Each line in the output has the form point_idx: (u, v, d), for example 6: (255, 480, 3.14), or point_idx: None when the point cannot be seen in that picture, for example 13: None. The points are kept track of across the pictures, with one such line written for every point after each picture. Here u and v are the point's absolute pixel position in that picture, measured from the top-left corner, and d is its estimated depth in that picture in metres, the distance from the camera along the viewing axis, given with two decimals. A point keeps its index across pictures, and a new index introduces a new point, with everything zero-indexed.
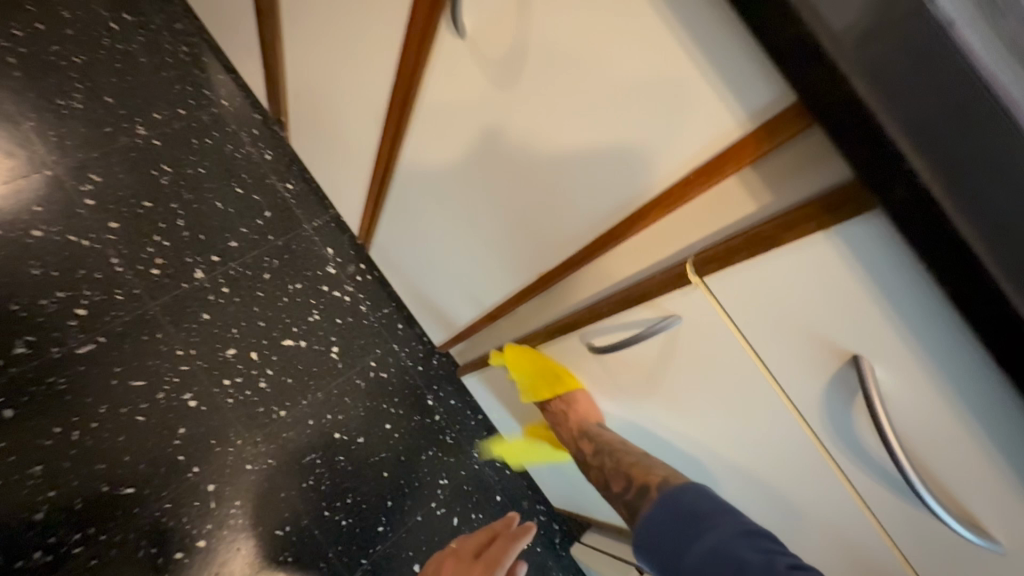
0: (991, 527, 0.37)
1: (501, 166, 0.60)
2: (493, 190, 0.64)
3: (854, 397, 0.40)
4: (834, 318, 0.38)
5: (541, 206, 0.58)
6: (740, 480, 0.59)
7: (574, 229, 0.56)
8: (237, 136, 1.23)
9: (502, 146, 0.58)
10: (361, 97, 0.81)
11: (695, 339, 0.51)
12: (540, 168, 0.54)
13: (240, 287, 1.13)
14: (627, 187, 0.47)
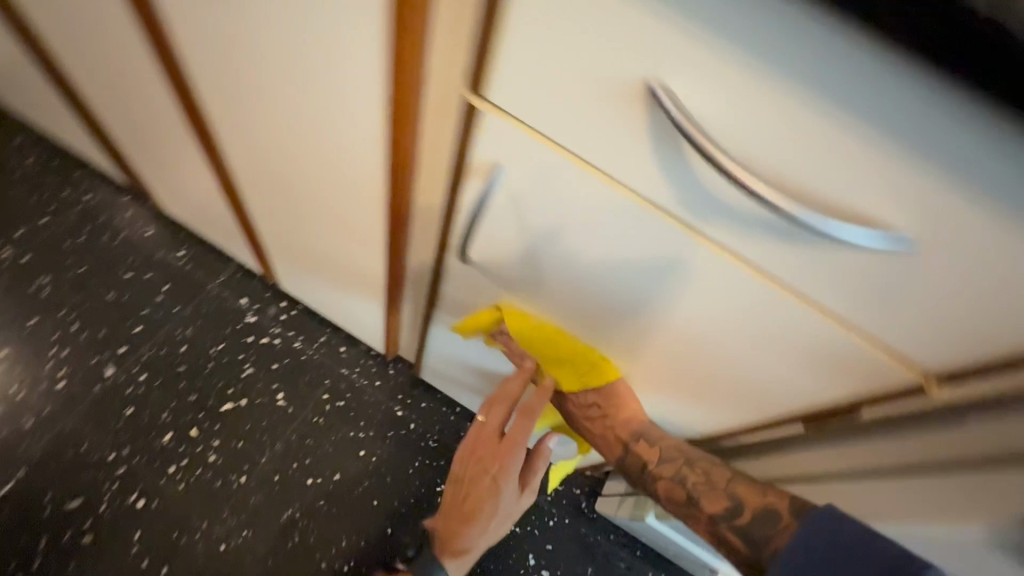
0: (871, 208, 0.31)
1: (281, 93, 0.53)
2: (295, 132, 0.57)
3: (677, 142, 0.33)
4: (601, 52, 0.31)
5: (334, 120, 0.52)
6: (664, 330, 0.50)
7: (373, 118, 0.49)
8: (111, 223, 1.16)
9: (266, 76, 0.52)
10: (159, 112, 0.73)
11: (525, 184, 0.43)
12: (305, 65, 0.47)
13: (159, 369, 1.05)
14: (370, 36, 0.41)
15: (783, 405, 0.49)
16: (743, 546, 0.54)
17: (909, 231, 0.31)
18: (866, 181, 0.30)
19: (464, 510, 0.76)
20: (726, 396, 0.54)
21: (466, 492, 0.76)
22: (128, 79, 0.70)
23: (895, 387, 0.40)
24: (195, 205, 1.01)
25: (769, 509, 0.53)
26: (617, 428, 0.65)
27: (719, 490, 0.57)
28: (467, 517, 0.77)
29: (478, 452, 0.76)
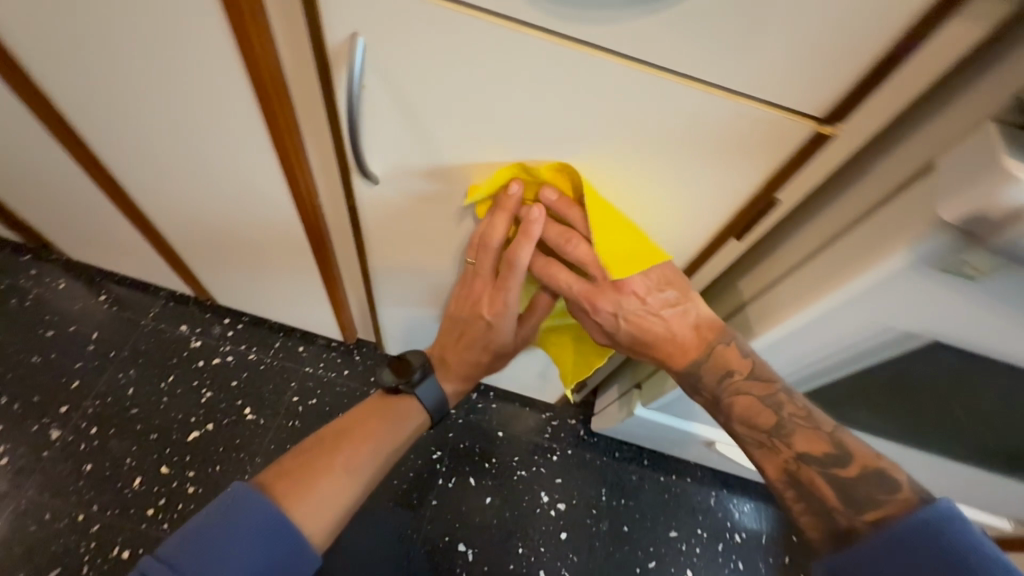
0: None
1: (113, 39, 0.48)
2: (151, 88, 0.53)
3: None
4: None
5: (181, 55, 0.48)
6: (602, 175, 0.47)
7: (214, 31, 0.45)
8: (17, 286, 1.08)
9: (94, 26, 0.48)
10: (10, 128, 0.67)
11: (390, 50, 0.41)
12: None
13: (109, 417, 0.99)
14: None
15: (713, 222, 0.49)
16: (839, 505, 0.47)
17: None
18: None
19: (459, 351, 0.66)
20: (664, 241, 0.53)
21: (460, 335, 0.65)
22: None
23: (795, 144, 0.40)
24: (97, 238, 0.95)
25: (884, 475, 0.47)
26: (699, 328, 0.53)
27: (820, 432, 0.51)
28: (464, 362, 0.67)
29: (470, 292, 0.60)
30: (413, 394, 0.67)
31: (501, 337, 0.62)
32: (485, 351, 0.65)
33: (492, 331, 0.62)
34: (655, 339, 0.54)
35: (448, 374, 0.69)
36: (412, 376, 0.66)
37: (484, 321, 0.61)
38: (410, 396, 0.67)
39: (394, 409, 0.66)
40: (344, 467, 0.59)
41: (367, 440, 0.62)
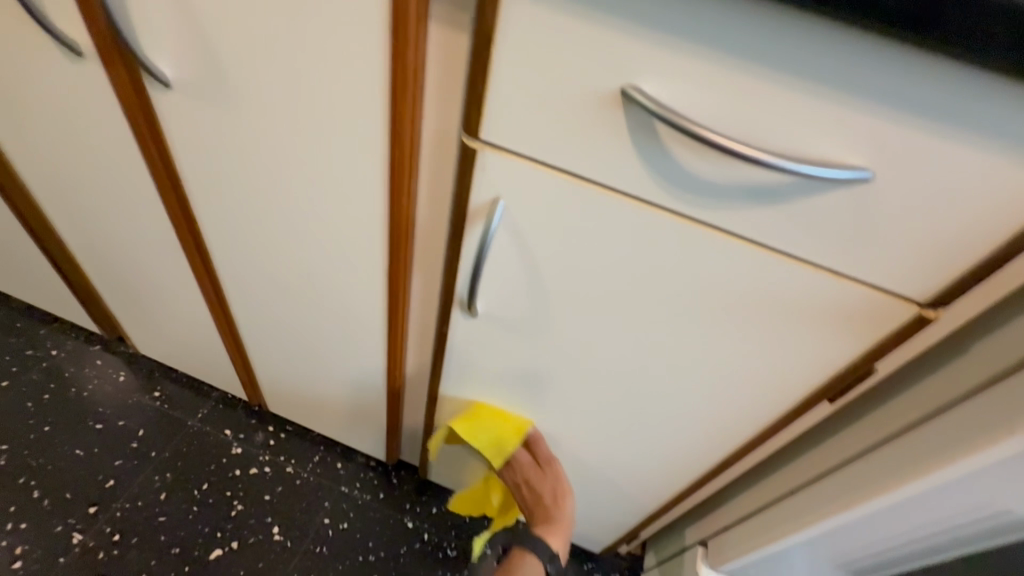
0: (841, 155, 0.35)
1: (275, 180, 0.56)
2: (291, 221, 0.60)
3: (659, 136, 0.38)
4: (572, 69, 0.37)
5: (333, 199, 0.55)
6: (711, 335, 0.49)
7: (367, 181, 0.52)
8: (80, 375, 1.10)
9: (264, 172, 0.56)
10: (143, 237, 0.75)
11: (527, 215, 0.47)
12: (305, 146, 0.52)
13: (135, 525, 0.95)
14: (369, 108, 0.46)
15: (810, 386, 0.50)
16: None
17: (872, 170, 0.34)
18: (830, 128, 0.34)
19: (547, 504, 0.73)
20: (755, 398, 0.54)
21: (536, 491, 0.74)
22: (114, 208, 0.72)
23: (897, 321, 0.42)
24: (173, 338, 0.99)
25: None
26: None
27: None
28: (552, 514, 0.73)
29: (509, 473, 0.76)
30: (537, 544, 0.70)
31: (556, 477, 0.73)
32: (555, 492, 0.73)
33: (554, 475, 0.73)
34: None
35: (552, 530, 0.71)
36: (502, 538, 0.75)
37: (537, 467, 0.74)
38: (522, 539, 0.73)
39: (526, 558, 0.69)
40: None
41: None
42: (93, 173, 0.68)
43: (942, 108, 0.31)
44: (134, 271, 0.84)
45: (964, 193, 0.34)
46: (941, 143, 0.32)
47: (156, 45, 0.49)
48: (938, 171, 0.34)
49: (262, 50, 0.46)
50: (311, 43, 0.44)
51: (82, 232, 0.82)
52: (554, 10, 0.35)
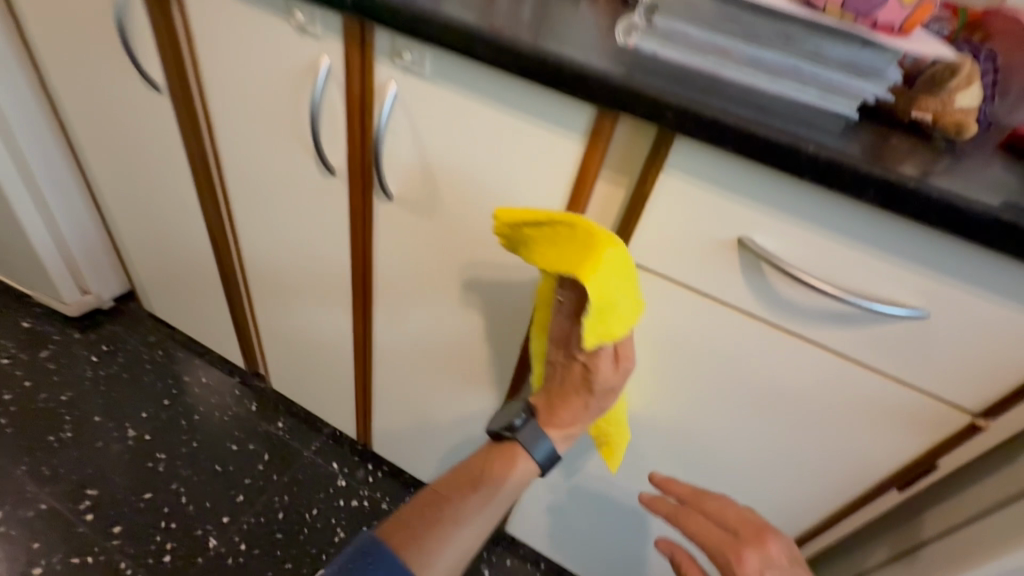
0: (904, 299, 0.48)
1: (452, 268, 0.75)
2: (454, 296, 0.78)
3: (764, 271, 0.53)
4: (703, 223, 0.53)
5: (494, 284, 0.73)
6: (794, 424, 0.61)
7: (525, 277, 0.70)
8: (222, 402, 1.31)
9: (444, 260, 0.75)
10: (320, 292, 0.95)
11: (650, 314, 0.62)
12: (484, 247, 0.70)
13: (258, 538, 1.09)
14: None
15: (880, 476, 0.60)
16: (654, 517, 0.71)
17: (928, 312, 0.48)
18: (895, 280, 0.48)
19: (564, 400, 0.65)
20: (829, 481, 0.64)
21: (567, 377, 0.64)
22: (305, 269, 0.93)
23: (953, 426, 0.53)
24: (309, 378, 1.18)
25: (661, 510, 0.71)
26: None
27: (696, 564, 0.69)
28: (571, 406, 0.65)
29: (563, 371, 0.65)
30: (517, 441, 0.68)
31: (600, 378, 0.61)
32: (584, 388, 0.63)
33: (593, 374, 0.61)
34: (692, 526, 0.65)
35: (554, 420, 0.67)
36: (514, 421, 0.69)
37: (579, 363, 0.62)
38: (513, 443, 0.69)
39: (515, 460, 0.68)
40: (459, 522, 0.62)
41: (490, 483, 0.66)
42: (298, 244, 0.90)
43: (978, 277, 0.45)
44: (298, 317, 1.04)
45: (1000, 336, 0.47)
46: (980, 300, 0.46)
47: (390, 174, 0.70)
48: (978, 317, 0.47)
49: (470, 186, 0.65)
50: (508, 186, 0.62)
51: (267, 283, 1.04)
52: (696, 186, 0.51)
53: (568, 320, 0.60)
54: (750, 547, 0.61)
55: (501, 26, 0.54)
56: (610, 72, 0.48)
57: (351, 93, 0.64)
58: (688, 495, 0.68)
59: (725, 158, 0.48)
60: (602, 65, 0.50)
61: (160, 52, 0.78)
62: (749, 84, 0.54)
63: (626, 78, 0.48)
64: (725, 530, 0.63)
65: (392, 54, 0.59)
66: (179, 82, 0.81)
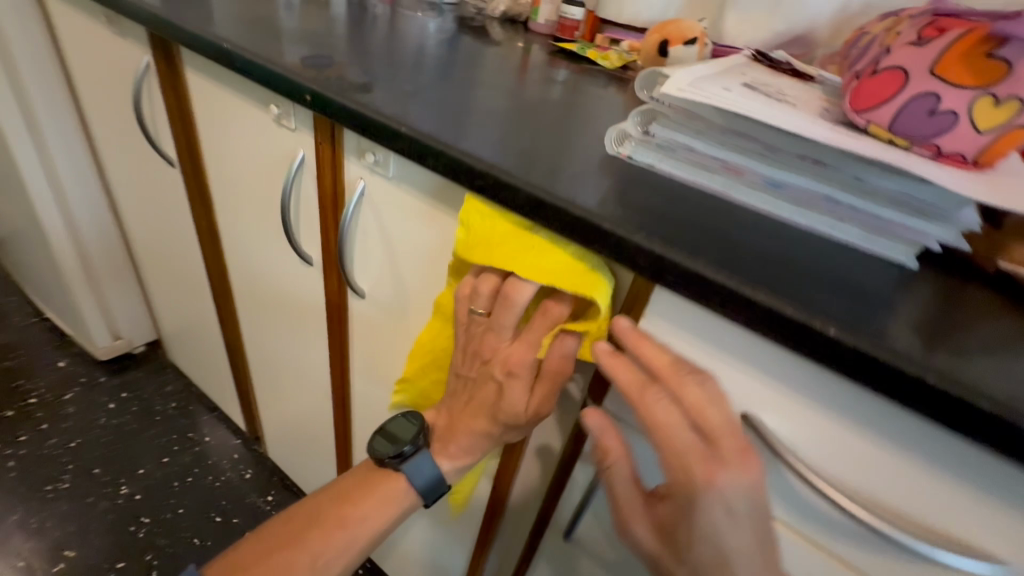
0: (973, 540, 0.34)
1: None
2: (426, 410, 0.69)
3: (775, 460, 0.39)
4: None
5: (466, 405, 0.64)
6: None
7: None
8: (217, 466, 1.27)
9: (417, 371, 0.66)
10: (304, 373, 0.89)
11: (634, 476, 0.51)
12: None
13: None
14: None
15: None
16: None
17: (1012, 565, 0.33)
18: (959, 513, 0.34)
19: (465, 418, 0.54)
20: None
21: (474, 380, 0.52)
22: (290, 348, 0.88)
23: None
24: (297, 456, 1.11)
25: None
26: None
27: None
28: (472, 426, 0.54)
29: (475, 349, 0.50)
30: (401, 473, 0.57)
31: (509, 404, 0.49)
32: (487, 418, 0.53)
33: (503, 400, 0.50)
34: (649, 408, 0.38)
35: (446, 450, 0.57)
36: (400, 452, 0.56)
37: (495, 381, 0.50)
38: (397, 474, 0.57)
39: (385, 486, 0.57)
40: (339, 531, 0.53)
41: (354, 519, 0.54)
42: (284, 322, 0.85)
43: None
44: (287, 392, 0.99)
45: None
46: None
47: (361, 272, 0.64)
48: None
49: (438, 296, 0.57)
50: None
51: (261, 354, 1.00)
52: (688, 341, 0.40)
53: (508, 340, 0.48)
54: (726, 466, 0.35)
55: (467, 131, 0.47)
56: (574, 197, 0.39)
57: (322, 187, 0.60)
58: (663, 367, 0.39)
59: (718, 315, 0.36)
60: (568, 186, 0.41)
61: (172, 130, 0.80)
62: (764, 210, 0.42)
63: (594, 206, 0.38)
64: (688, 426, 0.37)
65: (358, 153, 0.54)
66: (187, 158, 0.82)
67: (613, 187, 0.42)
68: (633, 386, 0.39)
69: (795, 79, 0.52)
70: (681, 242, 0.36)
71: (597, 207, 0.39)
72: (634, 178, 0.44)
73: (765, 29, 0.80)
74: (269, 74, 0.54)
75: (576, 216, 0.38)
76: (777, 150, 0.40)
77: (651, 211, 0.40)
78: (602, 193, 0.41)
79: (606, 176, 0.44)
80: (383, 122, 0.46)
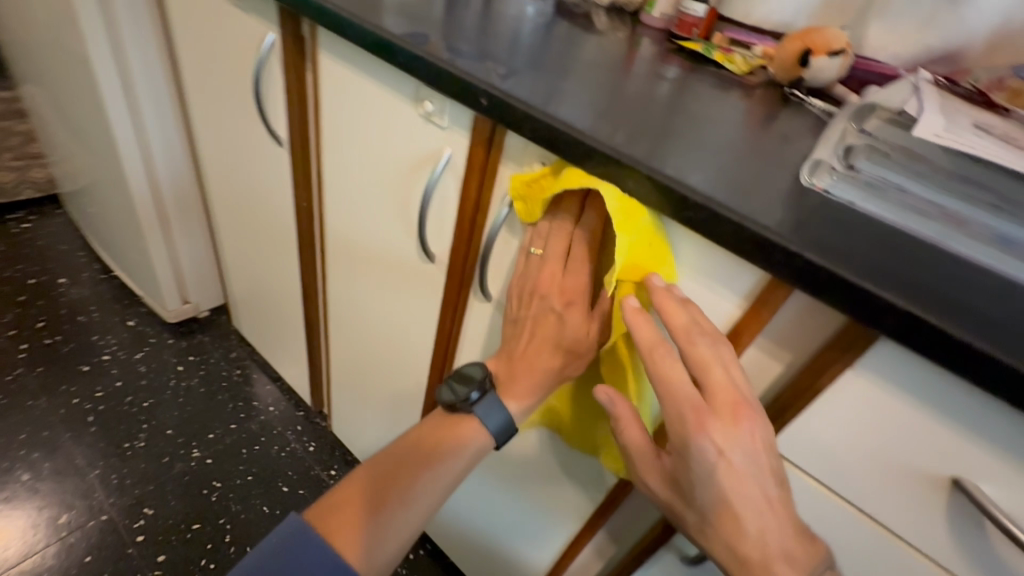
0: None
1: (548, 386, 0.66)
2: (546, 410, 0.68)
3: (980, 525, 0.38)
4: (896, 443, 0.39)
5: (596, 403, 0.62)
6: None
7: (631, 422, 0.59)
8: (283, 436, 1.29)
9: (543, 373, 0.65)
10: (395, 363, 0.90)
11: None
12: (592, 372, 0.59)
13: None
14: None
15: None
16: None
17: None
18: None
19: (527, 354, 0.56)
20: None
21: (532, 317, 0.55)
22: (383, 337, 0.88)
23: None
24: (367, 436, 1.12)
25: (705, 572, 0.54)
26: None
27: None
28: (533, 377, 0.56)
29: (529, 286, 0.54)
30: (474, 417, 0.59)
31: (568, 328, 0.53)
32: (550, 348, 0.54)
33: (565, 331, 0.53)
34: (661, 364, 0.41)
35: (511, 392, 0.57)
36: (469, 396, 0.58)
37: (554, 314, 0.53)
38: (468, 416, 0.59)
39: (461, 438, 0.58)
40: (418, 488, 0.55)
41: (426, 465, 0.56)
42: (382, 313, 0.85)
43: None
44: (368, 376, 1.00)
45: None
46: None
47: (495, 277, 0.62)
48: None
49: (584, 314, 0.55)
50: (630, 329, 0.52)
51: (345, 337, 1.00)
52: (903, 400, 0.38)
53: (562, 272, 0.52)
54: (718, 419, 0.39)
55: (657, 152, 0.45)
56: (802, 237, 0.37)
57: (466, 190, 0.58)
58: (678, 326, 0.42)
59: (959, 379, 0.35)
60: (788, 225, 0.38)
61: (287, 111, 0.78)
62: (990, 265, 0.39)
63: (825, 251, 0.36)
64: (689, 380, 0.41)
65: (522, 162, 0.52)
66: (298, 138, 0.80)
67: (830, 227, 0.40)
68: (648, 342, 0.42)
69: (991, 113, 0.50)
70: (926, 300, 0.34)
71: (826, 252, 0.37)
72: (844, 216, 0.42)
73: (912, 43, 0.76)
74: (435, 73, 0.52)
75: (808, 261, 0.36)
76: (1004, 204, 0.41)
77: (880, 259, 0.37)
78: (823, 235, 0.39)
79: (814, 212, 0.42)
80: (572, 138, 0.45)
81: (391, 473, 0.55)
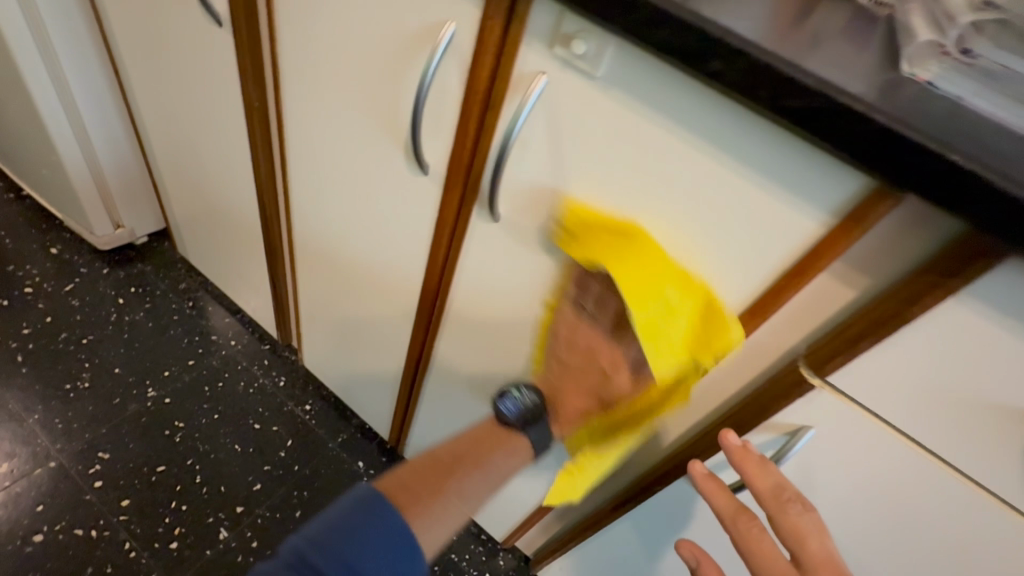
0: None
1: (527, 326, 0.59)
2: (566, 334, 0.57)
3: None
4: (955, 366, 0.37)
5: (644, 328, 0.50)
6: None
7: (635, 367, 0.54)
8: (249, 371, 1.19)
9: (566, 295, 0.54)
10: (378, 295, 0.80)
11: (833, 452, 0.46)
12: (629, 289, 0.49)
13: (271, 536, 1.00)
14: (706, 305, 0.46)
15: None
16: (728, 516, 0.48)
17: None
18: None
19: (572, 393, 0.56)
20: None
21: (576, 366, 0.55)
22: (362, 264, 0.77)
23: None
24: (344, 370, 1.04)
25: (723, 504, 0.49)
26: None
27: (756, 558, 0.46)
28: (577, 403, 0.56)
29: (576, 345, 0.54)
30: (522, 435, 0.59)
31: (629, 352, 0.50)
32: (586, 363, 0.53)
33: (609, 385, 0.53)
34: (744, 530, 0.47)
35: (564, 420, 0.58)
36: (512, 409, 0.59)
37: (600, 373, 0.53)
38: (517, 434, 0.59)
39: (507, 447, 0.59)
40: (461, 498, 0.55)
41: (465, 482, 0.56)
42: (360, 237, 0.74)
43: None
44: (345, 310, 0.90)
45: None
46: None
47: (507, 192, 0.52)
48: None
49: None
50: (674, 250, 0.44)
51: (315, 266, 0.89)
52: (1007, 329, 0.34)
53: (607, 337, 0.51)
54: None
55: (741, 23, 0.35)
56: (936, 134, 0.30)
57: (474, 81, 0.47)
58: (763, 492, 0.46)
59: None
60: (915, 116, 0.31)
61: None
62: None
63: (966, 148, 0.29)
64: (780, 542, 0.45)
65: (553, 39, 0.41)
66: (243, 14, 0.63)
67: (955, 123, 0.33)
68: (727, 511, 0.48)
69: None
70: None
71: (966, 151, 0.29)
72: (961, 110, 0.35)
73: None
74: None
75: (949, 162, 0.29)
76: None
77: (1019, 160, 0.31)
78: (952, 130, 0.31)
79: (930, 105, 0.34)
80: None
81: (442, 469, 0.55)
